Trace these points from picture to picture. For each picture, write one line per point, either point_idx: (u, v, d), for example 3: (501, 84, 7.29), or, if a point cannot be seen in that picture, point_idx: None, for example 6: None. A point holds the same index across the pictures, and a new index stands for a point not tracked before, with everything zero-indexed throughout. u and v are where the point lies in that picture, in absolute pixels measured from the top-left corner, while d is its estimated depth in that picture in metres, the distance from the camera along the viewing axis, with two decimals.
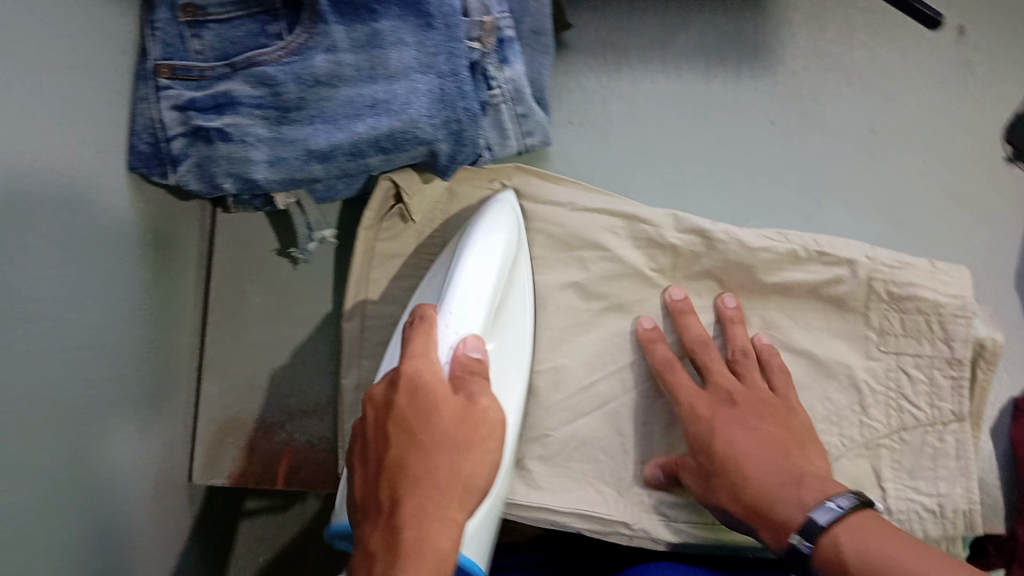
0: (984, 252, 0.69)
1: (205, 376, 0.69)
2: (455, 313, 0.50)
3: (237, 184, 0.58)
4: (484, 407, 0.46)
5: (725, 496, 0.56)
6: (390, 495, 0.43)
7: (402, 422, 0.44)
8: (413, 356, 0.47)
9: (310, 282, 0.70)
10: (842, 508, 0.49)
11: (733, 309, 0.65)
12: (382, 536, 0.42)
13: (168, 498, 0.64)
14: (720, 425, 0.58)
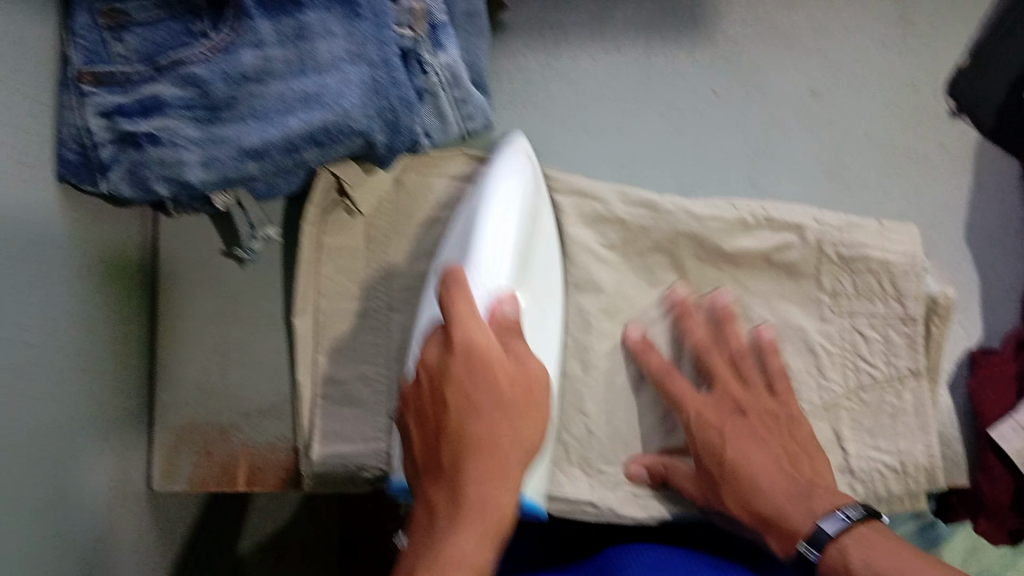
0: (933, 207, 0.69)
1: (158, 384, 0.68)
2: (482, 272, 0.52)
3: (172, 187, 0.57)
4: (532, 372, 0.50)
5: (734, 504, 0.58)
6: (453, 458, 0.48)
7: (461, 389, 0.48)
8: (461, 326, 0.48)
9: (258, 281, 0.69)
10: (849, 518, 0.53)
11: (708, 301, 0.64)
12: (446, 495, 0.48)
13: (131, 510, 0.64)
14: (731, 435, 0.59)
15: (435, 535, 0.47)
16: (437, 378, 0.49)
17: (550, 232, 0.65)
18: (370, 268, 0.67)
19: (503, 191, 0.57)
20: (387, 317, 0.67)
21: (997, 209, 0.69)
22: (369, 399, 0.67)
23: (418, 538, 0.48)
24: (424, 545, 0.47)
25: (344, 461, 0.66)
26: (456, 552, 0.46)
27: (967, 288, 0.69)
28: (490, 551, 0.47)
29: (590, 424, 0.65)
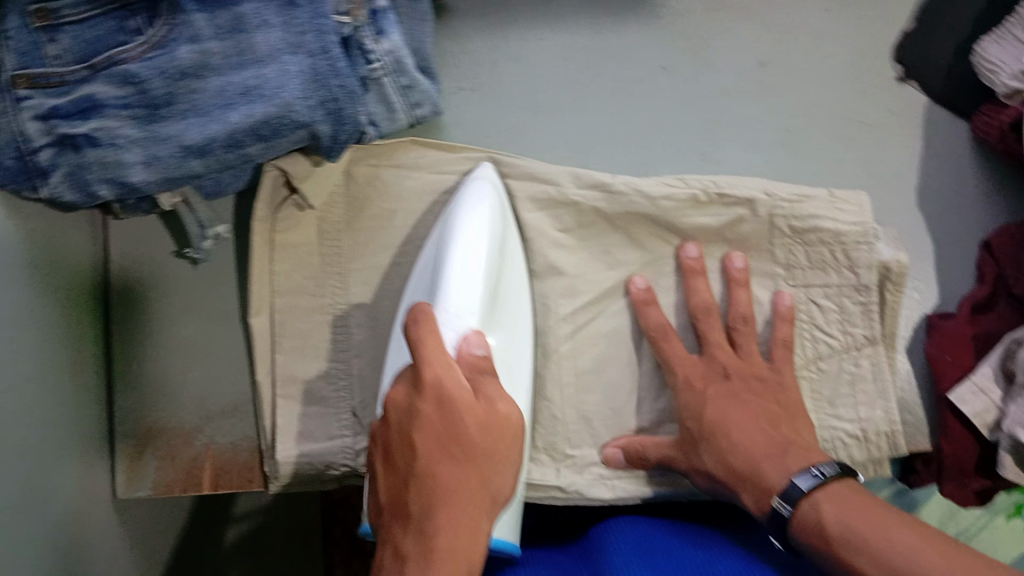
0: (884, 176, 0.70)
1: (116, 389, 0.67)
2: (448, 311, 0.50)
3: (114, 190, 0.56)
4: (503, 412, 0.47)
5: (710, 460, 0.58)
6: (420, 505, 0.46)
7: (429, 433, 0.46)
8: (432, 363, 0.46)
9: (212, 280, 0.68)
10: (823, 475, 0.52)
11: (695, 259, 0.65)
12: (414, 541, 0.45)
13: (97, 518, 0.63)
14: (713, 395, 0.60)
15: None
16: (406, 420, 0.47)
17: (519, 263, 0.63)
18: (326, 263, 0.67)
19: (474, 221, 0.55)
20: (345, 312, 0.67)
21: (947, 173, 0.70)
22: (331, 395, 0.66)
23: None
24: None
25: (312, 460, 0.65)
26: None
27: (922, 254, 0.69)
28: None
29: (555, 408, 0.65)
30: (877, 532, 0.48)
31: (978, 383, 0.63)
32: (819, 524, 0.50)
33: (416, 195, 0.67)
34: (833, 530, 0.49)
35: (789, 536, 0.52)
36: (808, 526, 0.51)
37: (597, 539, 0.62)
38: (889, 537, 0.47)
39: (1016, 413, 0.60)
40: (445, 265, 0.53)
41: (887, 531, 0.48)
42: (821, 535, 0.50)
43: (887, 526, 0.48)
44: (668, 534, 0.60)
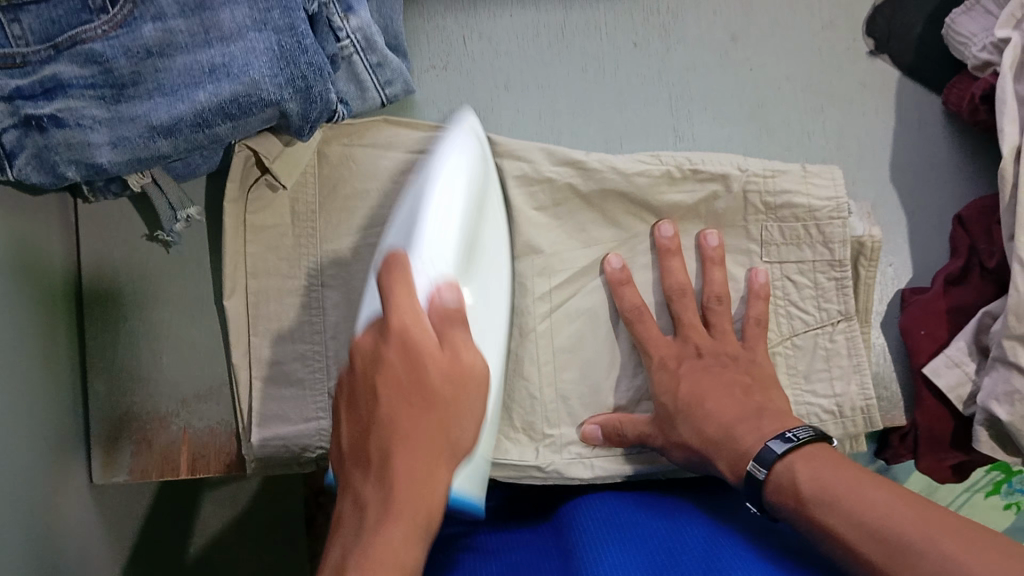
0: (857, 151, 0.70)
1: (90, 374, 0.66)
2: (424, 259, 0.49)
3: (82, 171, 0.56)
4: (467, 360, 0.47)
5: (686, 431, 0.59)
6: (380, 451, 0.45)
7: (392, 379, 0.46)
8: (399, 307, 0.46)
9: (185, 264, 0.67)
10: (797, 438, 0.52)
11: (670, 238, 0.65)
12: (374, 487, 0.45)
13: (73, 501, 0.63)
14: (686, 372, 0.61)
15: (361, 530, 0.44)
16: (370, 366, 0.47)
17: (499, 220, 0.62)
18: (299, 243, 0.66)
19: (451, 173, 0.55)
20: (320, 294, 0.66)
21: (921, 148, 0.70)
22: (307, 377, 0.66)
23: (343, 537, 0.44)
24: (351, 542, 0.44)
25: (286, 442, 0.65)
26: (386, 550, 0.42)
27: (896, 229, 0.69)
28: (421, 545, 0.44)
29: (533, 387, 0.65)
30: (849, 490, 0.48)
31: (952, 356, 0.63)
32: (793, 485, 0.50)
33: (390, 174, 0.67)
34: (807, 488, 0.50)
35: (764, 498, 0.53)
36: (783, 487, 0.51)
37: (568, 517, 0.62)
38: (861, 494, 0.47)
39: (990, 386, 0.60)
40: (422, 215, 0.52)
41: (859, 489, 0.48)
42: (796, 490, 0.50)
43: (862, 482, 0.48)
44: (638, 510, 0.60)
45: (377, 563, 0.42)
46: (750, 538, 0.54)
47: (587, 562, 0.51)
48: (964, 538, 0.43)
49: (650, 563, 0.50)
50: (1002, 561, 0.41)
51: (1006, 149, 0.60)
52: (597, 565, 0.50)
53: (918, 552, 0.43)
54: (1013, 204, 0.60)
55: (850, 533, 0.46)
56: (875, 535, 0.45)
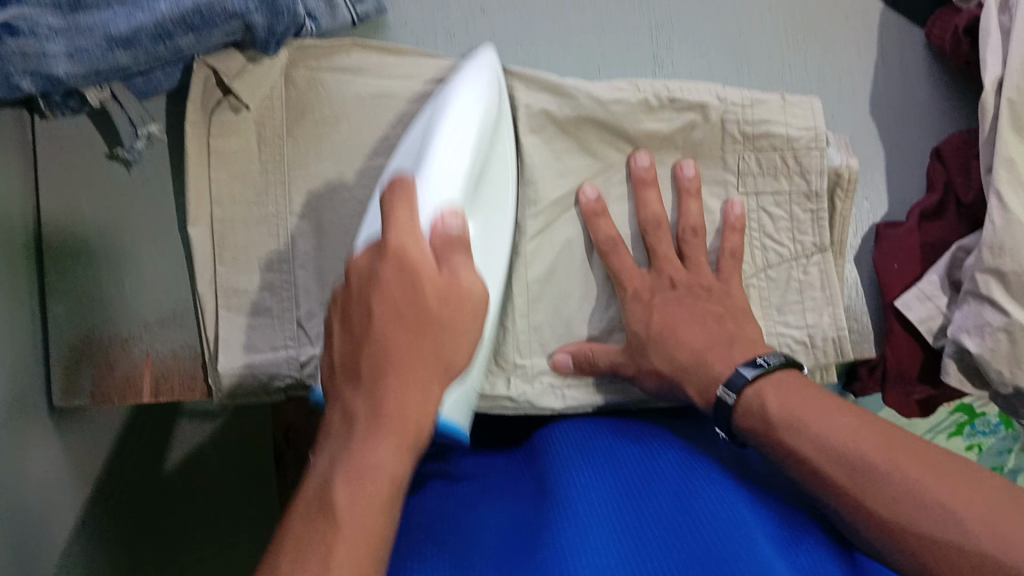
0: (837, 84, 0.69)
1: (48, 297, 0.64)
2: (430, 190, 0.51)
3: (38, 83, 0.53)
4: (465, 286, 0.46)
5: (658, 359, 0.59)
6: (370, 368, 0.43)
7: (387, 299, 0.44)
8: (399, 228, 0.45)
9: (145, 184, 0.65)
10: (767, 364, 0.51)
11: (646, 168, 0.64)
12: (363, 402, 0.43)
13: (27, 426, 0.62)
14: (660, 303, 0.61)
15: (349, 442, 0.42)
16: (366, 283, 0.45)
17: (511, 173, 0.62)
18: (266, 169, 0.64)
19: (454, 117, 0.55)
20: (289, 223, 0.64)
21: (901, 83, 0.69)
22: (274, 307, 0.65)
23: (330, 447, 0.43)
24: (337, 454, 0.42)
25: (252, 370, 0.64)
26: (375, 465, 0.41)
27: (874, 164, 0.69)
28: (408, 460, 0.42)
29: (504, 319, 0.64)
30: (816, 415, 0.48)
31: (923, 290, 0.64)
32: (761, 408, 0.50)
33: (358, 100, 0.64)
34: (775, 413, 0.49)
35: (732, 422, 0.52)
36: (751, 412, 0.50)
37: (541, 441, 0.62)
38: (827, 420, 0.47)
39: (961, 320, 0.61)
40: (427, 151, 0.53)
41: (826, 413, 0.47)
42: (766, 424, 0.49)
43: (826, 410, 0.48)
44: (614, 437, 0.59)
45: (363, 475, 0.41)
46: (722, 464, 0.54)
47: (560, 486, 0.52)
48: (928, 462, 0.44)
49: (621, 487, 0.51)
50: (965, 482, 0.43)
51: (989, 78, 0.60)
52: (570, 488, 0.51)
53: (883, 473, 0.44)
54: (993, 135, 0.60)
55: (816, 459, 0.46)
56: (840, 460, 0.45)
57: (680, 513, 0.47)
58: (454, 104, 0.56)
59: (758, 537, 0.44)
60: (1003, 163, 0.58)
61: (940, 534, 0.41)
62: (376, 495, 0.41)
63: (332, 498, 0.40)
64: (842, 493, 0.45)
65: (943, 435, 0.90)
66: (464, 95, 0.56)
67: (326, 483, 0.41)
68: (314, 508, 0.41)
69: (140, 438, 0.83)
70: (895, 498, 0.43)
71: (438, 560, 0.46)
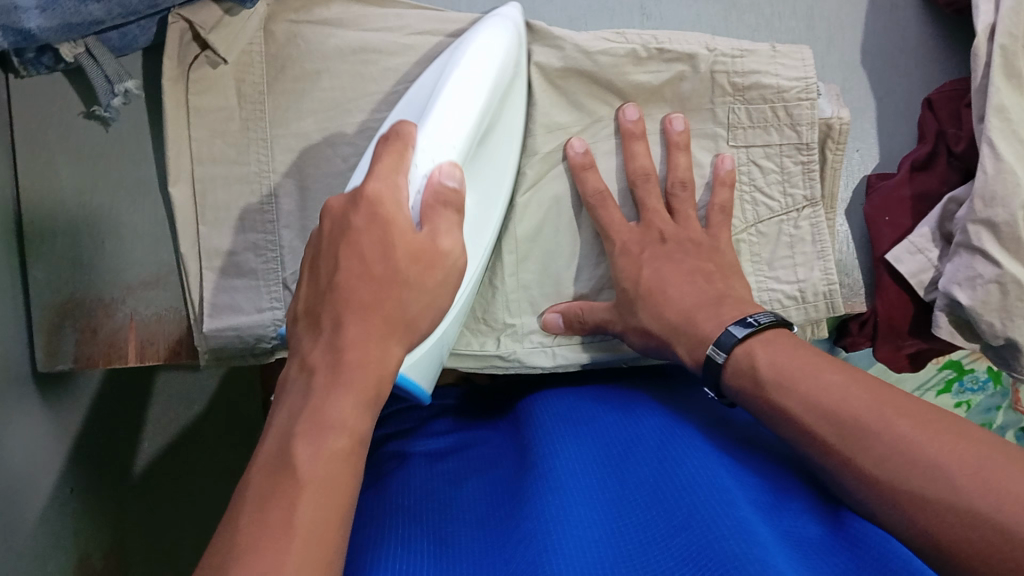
0: (826, 33, 0.69)
1: (29, 261, 0.63)
2: (429, 138, 0.49)
3: (9, 37, 0.52)
4: (443, 247, 0.46)
5: (646, 316, 0.58)
6: (333, 317, 0.42)
7: (356, 245, 0.43)
8: (379, 178, 0.45)
9: (124, 143, 0.63)
10: (758, 322, 0.51)
11: (635, 122, 0.62)
12: (323, 351, 0.42)
13: (10, 389, 0.61)
14: (649, 258, 0.60)
15: (309, 393, 0.40)
16: (338, 229, 0.45)
17: (516, 133, 0.61)
18: (247, 127, 0.63)
19: (463, 69, 0.53)
20: (272, 182, 0.63)
21: (890, 31, 0.69)
22: (260, 268, 0.64)
23: (290, 399, 0.41)
24: (298, 405, 0.40)
25: (239, 333, 0.63)
26: (334, 414, 0.40)
27: (864, 114, 0.68)
28: (366, 416, 0.41)
29: (493, 277, 0.64)
30: (806, 374, 0.47)
31: (915, 242, 0.63)
32: (751, 368, 0.49)
33: (340, 55, 0.63)
34: (764, 372, 0.48)
35: (724, 383, 0.52)
36: (742, 372, 0.50)
37: (526, 412, 0.63)
38: (818, 378, 0.46)
39: (952, 272, 0.60)
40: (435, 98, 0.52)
41: (817, 372, 0.46)
42: (755, 382, 0.49)
43: (813, 366, 0.47)
44: (595, 407, 0.59)
45: (325, 427, 0.39)
46: (706, 427, 0.54)
47: (539, 457, 0.52)
48: (920, 419, 0.42)
49: (605, 453, 0.52)
50: (958, 441, 0.40)
51: (982, 26, 0.60)
52: (549, 459, 0.51)
53: (874, 432, 0.42)
54: (985, 83, 0.59)
55: (807, 417, 0.45)
56: (830, 417, 0.44)
57: (660, 471, 0.47)
58: (465, 58, 0.54)
59: (736, 492, 0.44)
60: (996, 112, 0.58)
61: (929, 492, 0.40)
62: (336, 449, 0.39)
63: (292, 454, 0.38)
64: (834, 452, 0.44)
65: (932, 392, 0.90)
66: (473, 49, 0.55)
67: (286, 437, 0.39)
68: (274, 465, 0.38)
69: (115, 415, 0.80)
70: (884, 456, 0.42)
71: (420, 528, 0.46)
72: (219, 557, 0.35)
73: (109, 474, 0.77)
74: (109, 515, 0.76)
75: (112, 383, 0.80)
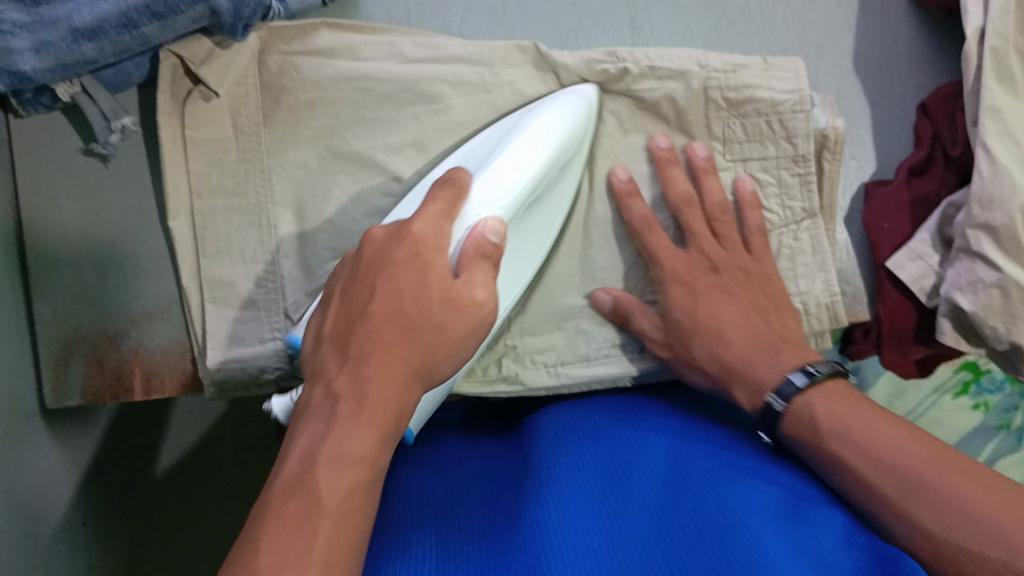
0: (819, 41, 0.69)
1: (34, 298, 0.64)
2: (482, 189, 0.52)
3: (5, 79, 0.53)
4: (474, 300, 0.46)
5: (703, 355, 0.58)
6: (359, 345, 0.44)
7: (392, 278, 0.45)
8: (425, 219, 0.47)
9: (124, 179, 0.64)
10: (818, 372, 0.51)
11: (666, 149, 0.62)
12: (347, 381, 0.43)
13: (20, 427, 0.62)
14: (704, 290, 0.60)
15: (332, 423, 0.42)
16: (377, 258, 0.47)
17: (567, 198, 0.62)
18: (244, 159, 0.63)
19: (523, 138, 0.55)
20: (270, 211, 0.64)
21: (884, 37, 0.69)
22: (261, 299, 0.64)
23: (311, 426, 0.42)
24: (319, 435, 0.41)
25: (242, 364, 0.64)
26: (353, 447, 0.41)
27: (860, 122, 0.68)
28: (383, 450, 0.42)
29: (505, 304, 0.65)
30: (867, 428, 0.47)
31: (915, 249, 0.62)
32: (811, 417, 0.50)
33: (331, 84, 0.63)
34: (824, 421, 0.49)
35: (778, 428, 0.52)
36: (801, 421, 0.50)
37: (531, 429, 0.63)
38: (878, 430, 0.47)
39: (953, 277, 0.60)
40: (488, 162, 0.54)
41: (876, 424, 0.47)
42: (811, 425, 0.50)
43: (872, 416, 0.48)
44: (608, 418, 0.60)
45: (344, 459, 0.40)
46: (722, 439, 0.54)
47: (543, 473, 0.52)
48: (977, 477, 0.43)
49: (603, 467, 0.52)
50: (1016, 502, 0.41)
51: (971, 30, 0.60)
52: (554, 475, 0.51)
53: (935, 488, 0.43)
54: (976, 86, 0.59)
55: (863, 467, 0.46)
56: (888, 470, 0.45)
57: (665, 487, 0.47)
58: (528, 128, 0.56)
59: (749, 496, 0.44)
60: (989, 114, 0.58)
61: (987, 550, 0.40)
62: (356, 481, 0.40)
63: (314, 480, 0.40)
64: (888, 504, 0.45)
65: (948, 395, 0.90)
66: (549, 114, 0.57)
67: (308, 464, 0.41)
68: (295, 488, 0.40)
69: (128, 440, 0.81)
70: (945, 511, 0.42)
71: (424, 539, 0.46)
72: (241, 561, 0.37)
73: (122, 504, 0.78)
74: (123, 547, 0.78)
75: (127, 408, 0.81)
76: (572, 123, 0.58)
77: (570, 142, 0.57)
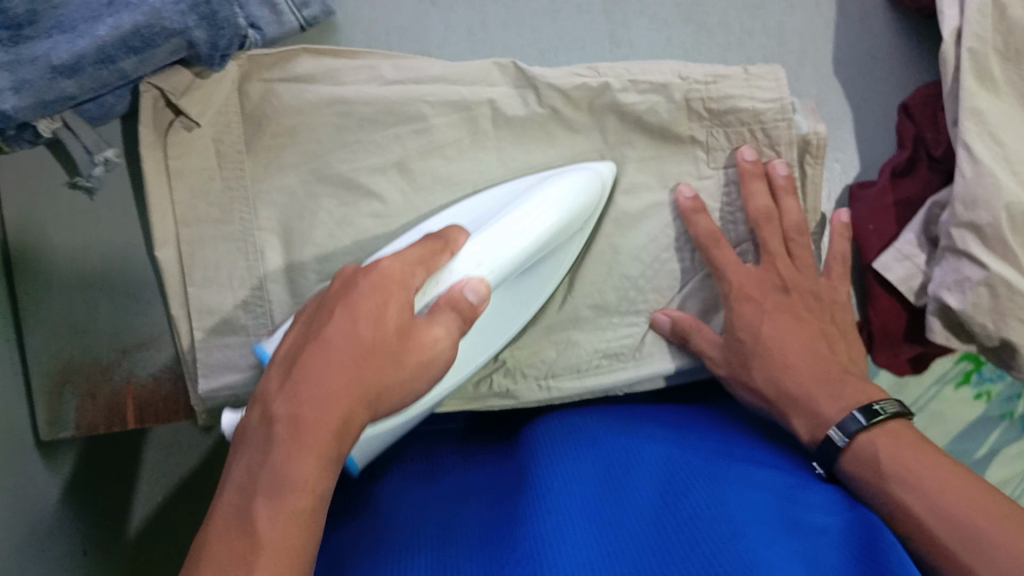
0: (799, 47, 0.69)
1: (26, 332, 0.64)
2: (483, 241, 0.53)
3: None
4: (427, 339, 0.46)
5: (761, 377, 0.57)
6: (299, 367, 0.43)
7: (347, 304, 0.45)
8: (397, 259, 0.47)
9: (111, 210, 0.64)
10: (885, 411, 0.50)
11: (750, 163, 0.61)
12: (283, 406, 0.42)
13: (13, 460, 0.62)
14: (771, 310, 0.59)
15: (270, 452, 0.41)
16: (343, 287, 0.47)
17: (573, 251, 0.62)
18: (229, 185, 0.63)
19: (535, 204, 0.56)
20: (257, 237, 0.64)
21: (864, 40, 0.69)
22: (250, 325, 0.64)
23: (249, 455, 0.42)
24: (258, 464, 0.41)
25: (234, 391, 0.64)
26: (292, 475, 0.40)
27: (842, 124, 0.69)
28: (327, 475, 0.41)
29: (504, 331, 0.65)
30: (932, 476, 0.46)
31: (902, 249, 0.63)
32: (875, 460, 0.48)
33: (312, 109, 0.63)
34: (888, 465, 0.48)
35: (840, 466, 0.50)
36: (863, 462, 0.49)
37: (523, 441, 0.62)
38: (943, 480, 0.45)
39: (940, 276, 0.60)
40: (494, 222, 0.55)
41: (942, 474, 0.45)
42: (872, 469, 0.48)
43: (940, 466, 0.46)
44: (610, 428, 0.59)
45: (284, 488, 0.40)
46: (718, 449, 0.54)
47: (537, 485, 0.52)
48: None
49: (593, 482, 0.52)
50: None
51: (949, 31, 0.60)
52: (543, 486, 0.51)
53: (995, 544, 0.41)
54: (955, 86, 0.60)
55: (925, 518, 0.44)
56: (950, 522, 0.43)
57: (652, 503, 0.47)
58: (541, 194, 0.57)
59: (736, 513, 0.43)
60: (971, 114, 0.58)
61: None
62: (295, 511, 0.40)
63: (253, 516, 0.40)
64: (948, 560, 0.42)
65: (949, 385, 0.88)
66: (561, 186, 0.58)
67: (248, 498, 0.40)
68: (238, 523, 0.40)
69: (107, 473, 0.78)
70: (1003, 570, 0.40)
71: (414, 561, 0.46)
72: None
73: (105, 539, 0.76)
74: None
75: (103, 438, 0.78)
76: (579, 199, 0.58)
77: (577, 217, 0.58)
